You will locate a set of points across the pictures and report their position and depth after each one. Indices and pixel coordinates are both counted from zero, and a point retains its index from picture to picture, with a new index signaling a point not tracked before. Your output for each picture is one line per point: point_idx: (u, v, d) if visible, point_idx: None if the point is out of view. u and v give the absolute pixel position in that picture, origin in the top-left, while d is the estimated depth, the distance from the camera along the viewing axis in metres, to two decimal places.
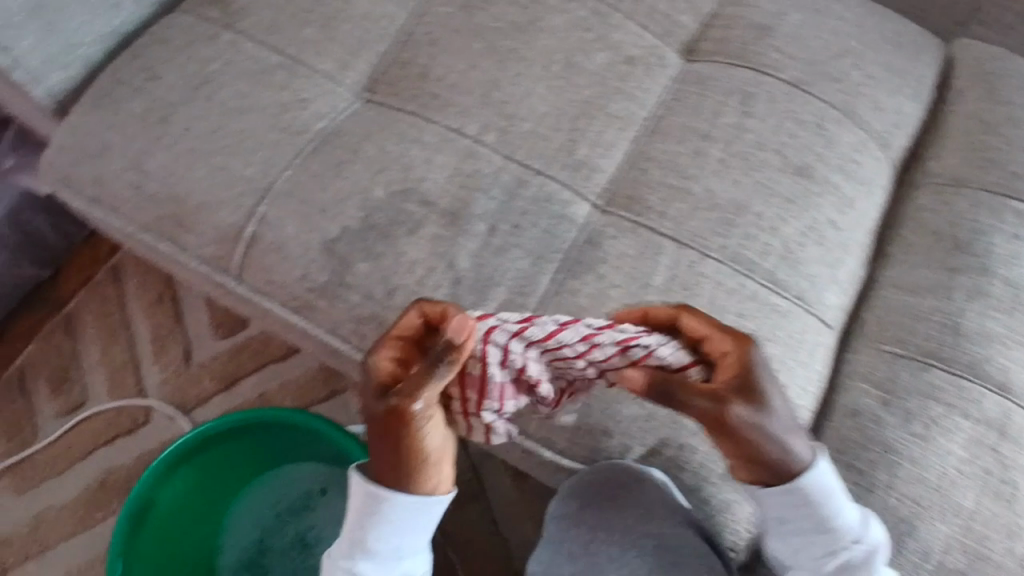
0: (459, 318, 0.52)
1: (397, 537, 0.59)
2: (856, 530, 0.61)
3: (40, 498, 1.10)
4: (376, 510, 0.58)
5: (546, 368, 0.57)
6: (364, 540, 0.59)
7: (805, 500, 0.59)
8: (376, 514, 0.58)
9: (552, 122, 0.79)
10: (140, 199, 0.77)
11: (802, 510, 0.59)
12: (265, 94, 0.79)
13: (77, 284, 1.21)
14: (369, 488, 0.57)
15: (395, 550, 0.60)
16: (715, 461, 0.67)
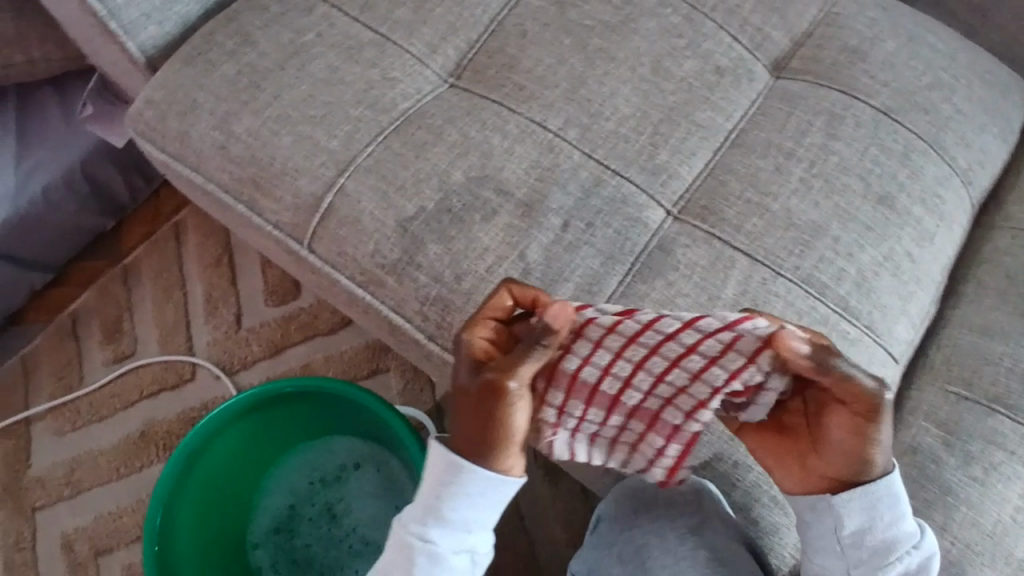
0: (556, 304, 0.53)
1: (472, 511, 0.60)
2: (912, 538, 0.61)
3: (80, 441, 1.12)
4: (455, 480, 0.59)
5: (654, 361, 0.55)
6: (439, 509, 0.60)
7: (869, 499, 0.59)
8: (454, 485, 0.59)
9: (635, 124, 0.78)
10: (222, 159, 0.78)
11: (865, 511, 0.59)
12: (355, 69, 0.79)
13: (139, 238, 1.24)
14: (450, 457, 0.59)
15: (467, 522, 0.60)
16: (768, 483, 0.67)
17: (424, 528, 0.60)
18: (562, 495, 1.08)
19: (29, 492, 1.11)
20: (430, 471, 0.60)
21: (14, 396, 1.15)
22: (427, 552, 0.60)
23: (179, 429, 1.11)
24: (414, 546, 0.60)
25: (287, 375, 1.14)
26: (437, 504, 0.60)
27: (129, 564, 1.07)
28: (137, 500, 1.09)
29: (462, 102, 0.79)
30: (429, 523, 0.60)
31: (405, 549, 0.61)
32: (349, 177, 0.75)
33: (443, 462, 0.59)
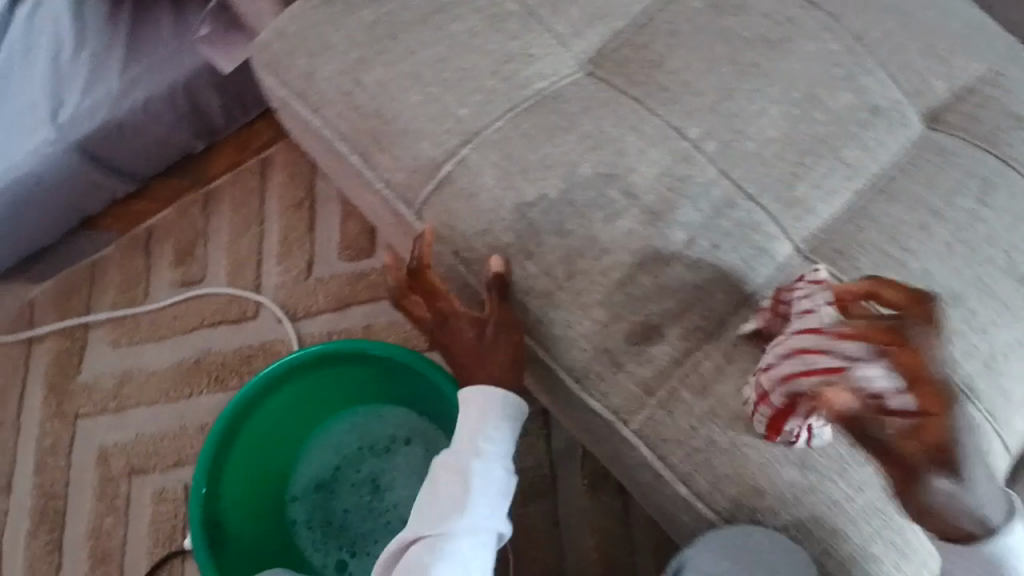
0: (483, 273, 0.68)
1: (501, 442, 0.67)
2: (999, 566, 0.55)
3: (135, 357, 1.12)
4: (488, 409, 0.67)
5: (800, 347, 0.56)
6: (476, 426, 0.68)
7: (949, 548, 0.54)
8: (487, 413, 0.67)
9: (779, 150, 0.73)
10: (344, 106, 0.75)
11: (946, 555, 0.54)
12: (496, 37, 0.75)
13: (225, 166, 1.22)
14: (485, 390, 0.68)
15: (497, 440, 0.68)
16: (865, 557, 0.63)
17: (467, 449, 0.66)
18: (606, 511, 1.04)
19: (75, 397, 1.11)
20: (454, 410, 0.70)
21: (77, 298, 1.15)
22: (475, 466, 0.65)
23: (234, 364, 1.10)
24: (465, 464, 0.65)
25: (348, 331, 1.12)
26: (471, 422, 0.68)
27: (160, 489, 1.06)
28: (179, 427, 1.08)
29: (601, 91, 0.74)
30: (472, 443, 0.67)
31: (453, 471, 0.65)
32: (474, 148, 0.72)
33: (469, 391, 0.69)
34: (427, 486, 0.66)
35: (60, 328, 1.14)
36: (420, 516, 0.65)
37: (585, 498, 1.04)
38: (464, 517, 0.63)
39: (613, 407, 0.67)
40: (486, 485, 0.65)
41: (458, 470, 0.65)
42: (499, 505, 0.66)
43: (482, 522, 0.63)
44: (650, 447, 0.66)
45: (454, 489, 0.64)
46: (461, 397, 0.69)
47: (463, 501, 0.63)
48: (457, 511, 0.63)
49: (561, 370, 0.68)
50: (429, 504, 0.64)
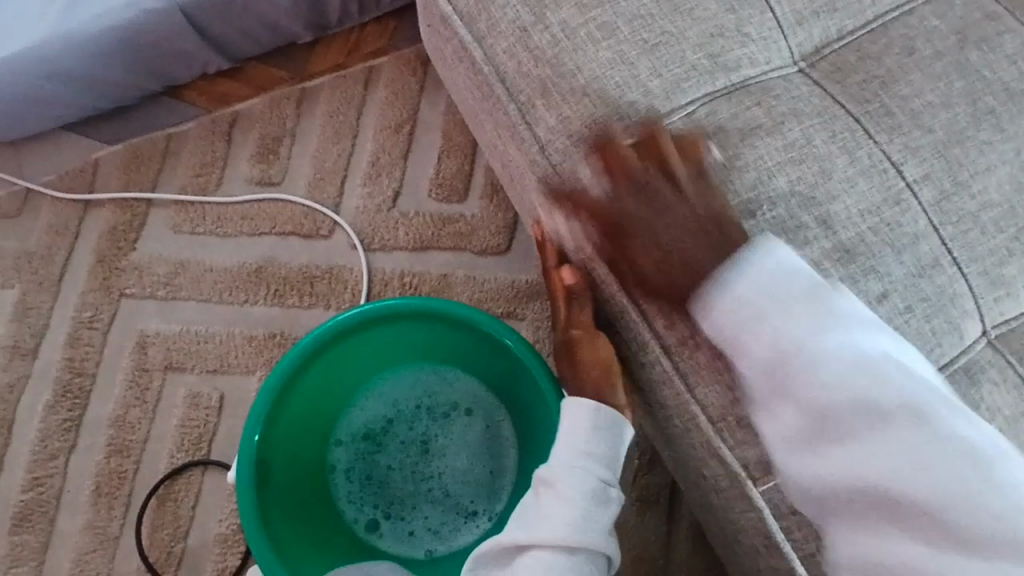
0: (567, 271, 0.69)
1: (596, 447, 0.66)
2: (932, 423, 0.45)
3: (194, 248, 1.04)
4: (579, 417, 0.67)
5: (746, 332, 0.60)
6: (576, 440, 0.67)
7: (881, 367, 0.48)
8: (579, 422, 0.67)
9: (1000, 217, 0.62)
10: (518, 43, 0.65)
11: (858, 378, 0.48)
12: (709, 5, 0.64)
13: (328, 65, 1.12)
14: (575, 400, 0.68)
15: (599, 451, 0.67)
16: None
17: (565, 461, 0.66)
18: (650, 535, 0.96)
19: (123, 275, 1.04)
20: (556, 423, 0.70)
21: (145, 170, 1.08)
22: (573, 478, 0.65)
23: (295, 282, 1.02)
24: (562, 476, 0.65)
25: (422, 276, 1.03)
26: (572, 436, 0.67)
27: (193, 394, 0.99)
28: (226, 333, 1.01)
29: (815, 97, 0.63)
30: (571, 455, 0.67)
31: (550, 481, 0.66)
32: (656, 132, 0.61)
33: (570, 405, 0.68)
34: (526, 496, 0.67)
35: (123, 198, 1.06)
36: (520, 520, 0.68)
37: (633, 516, 0.96)
38: (559, 526, 0.64)
39: (746, 462, 0.59)
40: (586, 495, 0.65)
41: (556, 480, 0.66)
42: (601, 513, 0.65)
43: (580, 531, 0.64)
44: (776, 514, 0.59)
45: (550, 499, 0.65)
46: (563, 411, 0.69)
47: (557, 509, 0.64)
48: (554, 519, 0.64)
49: (696, 410, 0.61)
50: (529, 517, 0.66)
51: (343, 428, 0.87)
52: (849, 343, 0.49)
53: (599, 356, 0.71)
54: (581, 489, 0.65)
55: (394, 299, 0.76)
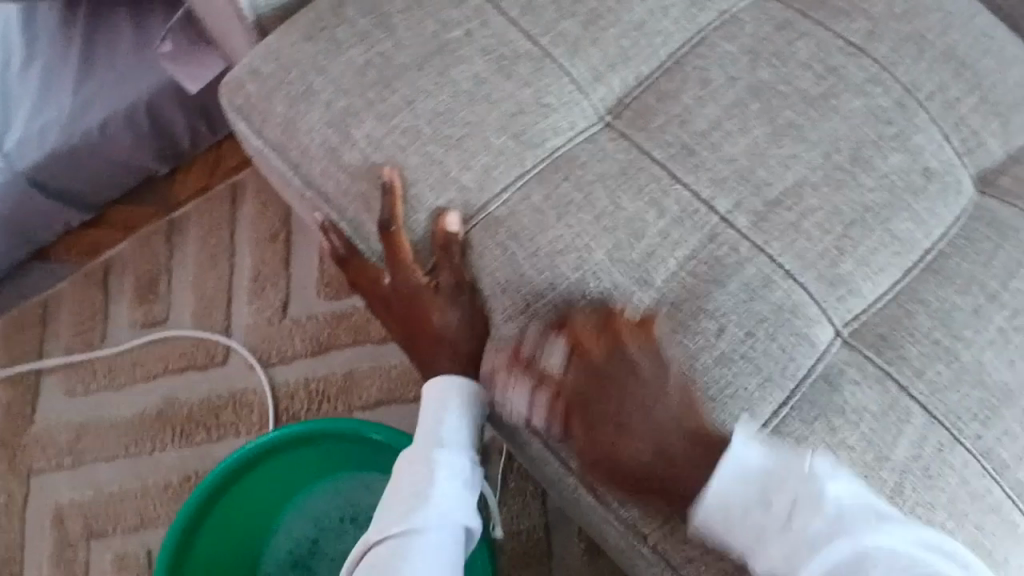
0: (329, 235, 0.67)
1: (464, 432, 0.63)
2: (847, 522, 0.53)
3: (91, 407, 1.02)
4: (442, 399, 0.64)
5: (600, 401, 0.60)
6: (444, 419, 0.63)
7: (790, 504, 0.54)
8: (440, 403, 0.64)
9: (821, 220, 0.65)
10: (332, 163, 0.65)
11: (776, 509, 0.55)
12: (505, 85, 0.66)
13: (191, 191, 1.11)
14: (444, 382, 0.64)
15: (460, 431, 0.63)
16: None
17: (432, 440, 0.62)
18: None
19: (27, 450, 1.01)
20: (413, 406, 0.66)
21: (28, 339, 1.05)
22: (441, 455, 0.61)
23: (200, 417, 1.00)
24: (431, 456, 0.61)
25: (327, 379, 1.01)
26: (442, 418, 0.63)
27: (120, 555, 0.96)
28: (142, 485, 0.98)
29: (621, 154, 0.67)
30: (436, 436, 0.63)
31: (418, 465, 0.61)
32: (474, 228, 0.63)
33: (438, 382, 0.65)
34: (391, 483, 0.61)
35: (12, 374, 1.04)
36: (381, 515, 0.60)
37: (585, 565, 0.97)
38: (428, 512, 0.58)
39: (631, 519, 0.60)
40: (455, 476, 0.61)
41: (424, 463, 0.61)
42: (466, 498, 0.61)
43: (450, 517, 0.59)
44: (671, 566, 0.59)
45: (418, 482, 0.60)
46: (431, 390, 0.64)
47: (429, 496, 0.59)
48: (422, 509, 0.58)
49: None
50: (394, 503, 0.59)
51: (275, 553, 0.87)
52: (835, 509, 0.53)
53: (423, 314, 0.65)
54: (451, 469, 0.61)
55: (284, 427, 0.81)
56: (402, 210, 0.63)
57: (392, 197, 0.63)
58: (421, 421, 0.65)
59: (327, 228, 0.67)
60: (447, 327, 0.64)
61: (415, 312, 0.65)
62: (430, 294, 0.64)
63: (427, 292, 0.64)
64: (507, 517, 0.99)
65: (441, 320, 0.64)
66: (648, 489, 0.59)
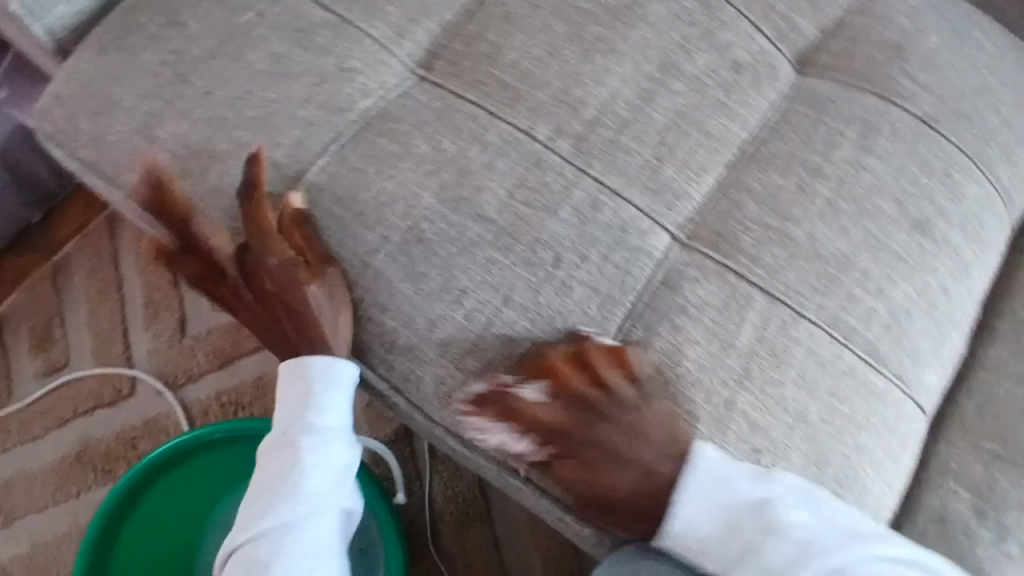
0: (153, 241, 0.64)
1: (326, 412, 0.61)
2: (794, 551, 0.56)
3: (10, 464, 1.01)
4: (301, 379, 0.61)
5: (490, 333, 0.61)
6: (305, 401, 0.61)
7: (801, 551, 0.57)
8: (300, 384, 0.61)
9: (638, 132, 0.66)
10: (145, 169, 0.64)
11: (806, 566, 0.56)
12: (304, 58, 0.66)
13: (70, 232, 1.10)
14: (301, 361, 0.61)
15: (322, 411, 0.61)
16: None
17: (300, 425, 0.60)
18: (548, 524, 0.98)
19: None
20: (279, 387, 0.63)
21: None
22: (309, 440, 0.60)
23: (120, 450, 1.00)
24: (294, 444, 0.60)
25: (239, 389, 1.01)
26: (303, 401, 0.61)
27: None
28: (75, 529, 0.98)
29: (436, 102, 0.67)
30: (300, 421, 0.61)
31: (283, 452, 0.60)
32: (299, 196, 0.63)
33: (310, 362, 0.61)
34: (259, 471, 0.61)
35: None
36: (250, 506, 0.60)
37: (525, 514, 0.99)
38: (292, 506, 0.58)
39: (499, 456, 0.60)
40: (324, 460, 0.60)
41: (290, 451, 0.60)
42: (337, 480, 0.60)
43: (319, 504, 0.58)
44: (546, 491, 0.60)
45: (283, 472, 0.59)
46: (290, 371, 0.61)
47: (297, 484, 0.58)
48: (289, 500, 0.58)
49: (436, 427, 0.61)
50: (260, 496, 0.59)
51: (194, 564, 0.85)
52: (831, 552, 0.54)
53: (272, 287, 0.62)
54: (319, 455, 0.59)
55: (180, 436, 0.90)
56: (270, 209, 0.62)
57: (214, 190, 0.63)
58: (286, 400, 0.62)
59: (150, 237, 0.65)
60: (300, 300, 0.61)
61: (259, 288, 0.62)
62: (297, 271, 0.61)
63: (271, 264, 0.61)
64: (440, 484, 1.00)
65: (291, 294, 0.61)
66: (511, 426, 0.61)
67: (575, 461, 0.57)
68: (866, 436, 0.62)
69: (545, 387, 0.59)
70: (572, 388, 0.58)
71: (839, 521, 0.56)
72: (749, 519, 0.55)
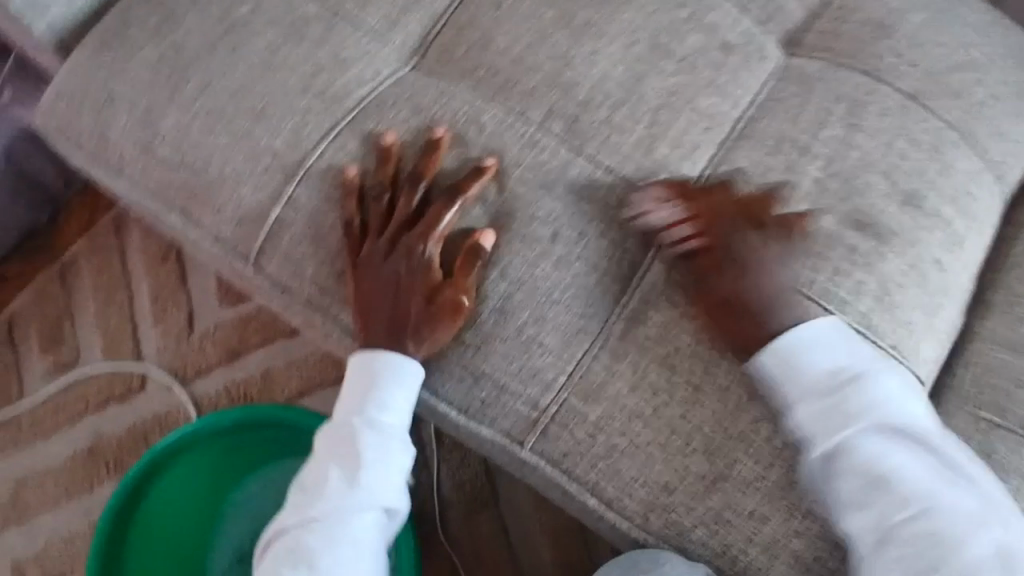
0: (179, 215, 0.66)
1: (386, 412, 0.62)
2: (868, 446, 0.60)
3: (24, 461, 1.03)
4: (365, 375, 0.62)
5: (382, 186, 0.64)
6: (369, 398, 0.62)
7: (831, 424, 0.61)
8: (364, 380, 0.62)
9: (630, 113, 0.68)
10: (149, 161, 0.66)
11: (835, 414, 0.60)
12: (299, 49, 0.67)
13: (75, 232, 1.11)
14: (363, 357, 0.63)
15: (381, 410, 0.62)
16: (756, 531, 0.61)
17: (362, 417, 0.62)
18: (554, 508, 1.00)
19: None
20: (345, 376, 0.64)
21: None
22: (367, 437, 0.61)
23: (131, 445, 1.02)
24: (353, 438, 0.61)
25: (247, 382, 1.03)
26: (366, 397, 0.62)
27: None
28: (89, 523, 1.00)
29: (430, 88, 0.68)
30: (360, 416, 0.62)
31: (342, 443, 0.62)
32: (298, 184, 0.64)
33: (385, 358, 0.62)
34: (312, 459, 0.63)
35: None
36: (301, 491, 0.62)
37: (531, 499, 1.00)
38: (343, 500, 0.60)
39: (504, 430, 0.63)
40: (382, 459, 0.61)
41: (349, 443, 0.61)
42: (391, 480, 0.62)
43: (373, 502, 0.60)
44: (551, 463, 0.63)
45: (341, 465, 0.61)
46: (355, 365, 0.63)
47: (354, 478, 0.60)
48: (344, 493, 0.60)
49: (443, 404, 0.64)
50: (313, 483, 0.61)
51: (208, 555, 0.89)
52: (891, 440, 0.59)
53: (283, 271, 0.64)
54: (379, 452, 0.61)
55: (202, 420, 0.90)
56: (393, 166, 0.64)
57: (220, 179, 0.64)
58: (345, 394, 0.64)
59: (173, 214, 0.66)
60: (312, 280, 0.64)
61: (275, 272, 0.64)
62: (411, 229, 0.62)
63: (285, 247, 0.64)
64: (447, 472, 1.01)
65: (303, 276, 0.64)
66: (516, 405, 0.63)
67: (733, 278, 0.63)
68: None
69: (699, 216, 0.64)
70: (725, 215, 0.64)
71: (909, 402, 0.60)
72: (840, 385, 0.60)
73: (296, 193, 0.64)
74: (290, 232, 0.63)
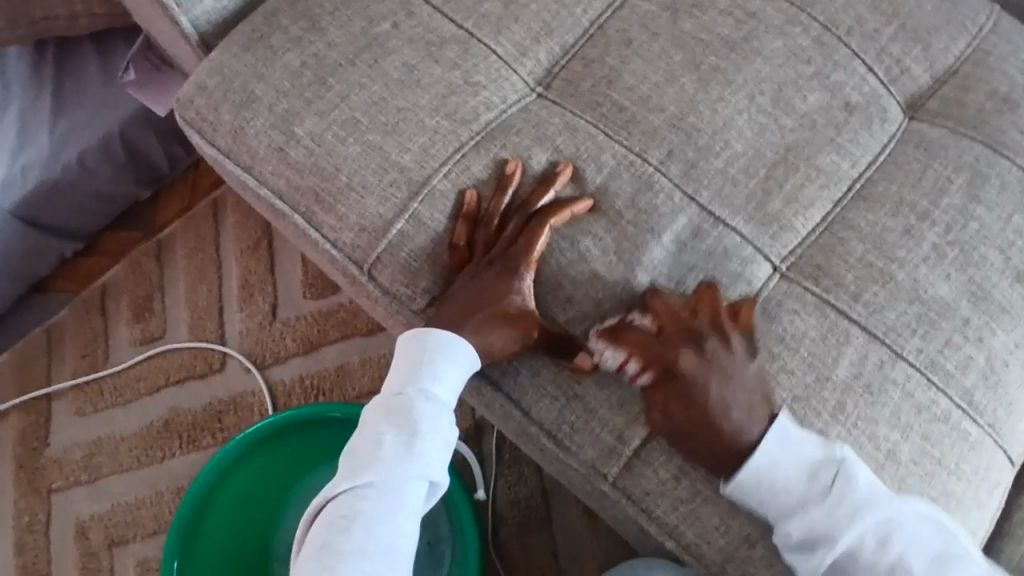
0: (304, 216, 0.68)
1: (438, 385, 0.60)
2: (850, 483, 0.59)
3: (101, 424, 1.07)
4: (422, 348, 0.61)
5: (493, 206, 0.66)
6: (423, 370, 0.60)
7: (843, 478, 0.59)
8: (420, 353, 0.61)
9: (747, 164, 0.68)
10: (280, 162, 0.69)
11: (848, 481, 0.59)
12: (434, 70, 0.70)
13: (175, 212, 1.17)
14: (421, 331, 0.62)
15: (434, 381, 0.60)
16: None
17: (412, 390, 0.60)
18: (607, 536, 1.00)
19: (46, 472, 1.06)
20: (399, 351, 0.63)
21: (37, 368, 1.11)
22: (421, 408, 0.59)
23: (204, 422, 1.05)
24: (405, 408, 0.59)
25: (320, 374, 1.05)
26: (419, 368, 0.61)
27: (143, 559, 1.01)
28: (156, 492, 1.03)
29: (555, 118, 0.70)
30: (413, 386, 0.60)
31: (395, 414, 0.59)
32: (422, 202, 0.66)
33: (438, 334, 0.61)
34: (360, 432, 0.60)
35: (22, 402, 1.09)
36: (349, 464, 0.59)
37: (583, 524, 1.01)
38: (394, 469, 0.56)
39: (590, 460, 0.62)
40: (436, 431, 0.59)
41: (400, 414, 0.59)
42: (441, 455, 0.59)
43: (422, 472, 0.57)
44: (631, 499, 0.62)
45: (392, 435, 0.58)
46: (411, 339, 0.62)
47: (406, 447, 0.57)
48: (396, 462, 0.57)
49: (532, 424, 0.64)
50: (362, 454, 0.58)
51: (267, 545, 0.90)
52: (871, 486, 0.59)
53: (393, 276, 0.65)
54: (432, 424, 0.59)
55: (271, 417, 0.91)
56: (509, 194, 0.66)
57: (348, 187, 0.67)
58: (398, 367, 0.62)
59: (297, 216, 0.68)
60: (417, 286, 0.65)
61: (388, 277, 0.66)
62: (514, 247, 0.64)
63: (401, 254, 0.65)
64: (504, 487, 1.03)
65: (411, 283, 0.65)
66: (602, 436, 0.62)
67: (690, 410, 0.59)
68: (956, 483, 0.63)
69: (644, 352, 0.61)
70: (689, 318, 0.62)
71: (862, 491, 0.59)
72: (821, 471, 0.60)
73: (418, 206, 0.66)
74: (405, 241, 0.65)
